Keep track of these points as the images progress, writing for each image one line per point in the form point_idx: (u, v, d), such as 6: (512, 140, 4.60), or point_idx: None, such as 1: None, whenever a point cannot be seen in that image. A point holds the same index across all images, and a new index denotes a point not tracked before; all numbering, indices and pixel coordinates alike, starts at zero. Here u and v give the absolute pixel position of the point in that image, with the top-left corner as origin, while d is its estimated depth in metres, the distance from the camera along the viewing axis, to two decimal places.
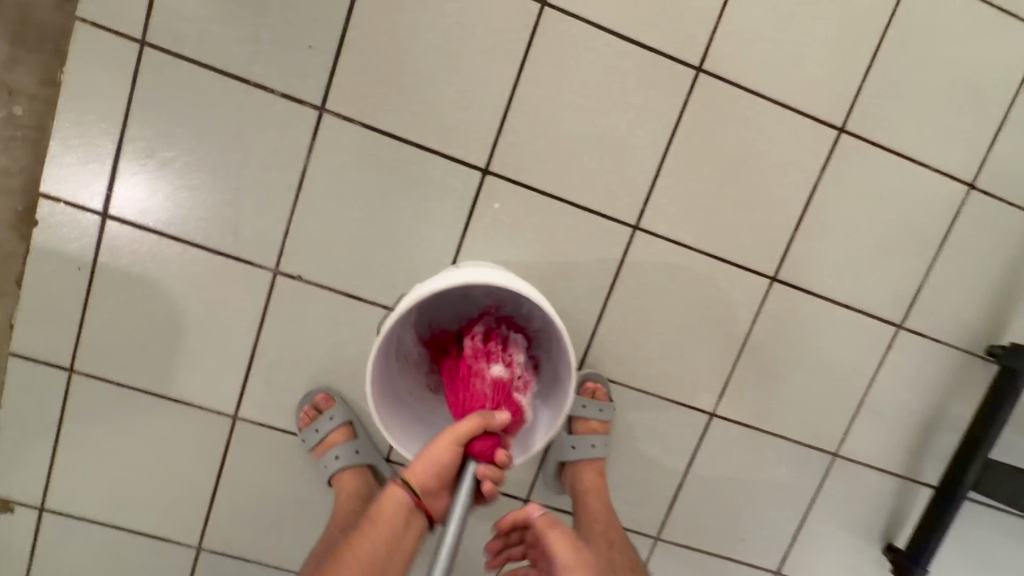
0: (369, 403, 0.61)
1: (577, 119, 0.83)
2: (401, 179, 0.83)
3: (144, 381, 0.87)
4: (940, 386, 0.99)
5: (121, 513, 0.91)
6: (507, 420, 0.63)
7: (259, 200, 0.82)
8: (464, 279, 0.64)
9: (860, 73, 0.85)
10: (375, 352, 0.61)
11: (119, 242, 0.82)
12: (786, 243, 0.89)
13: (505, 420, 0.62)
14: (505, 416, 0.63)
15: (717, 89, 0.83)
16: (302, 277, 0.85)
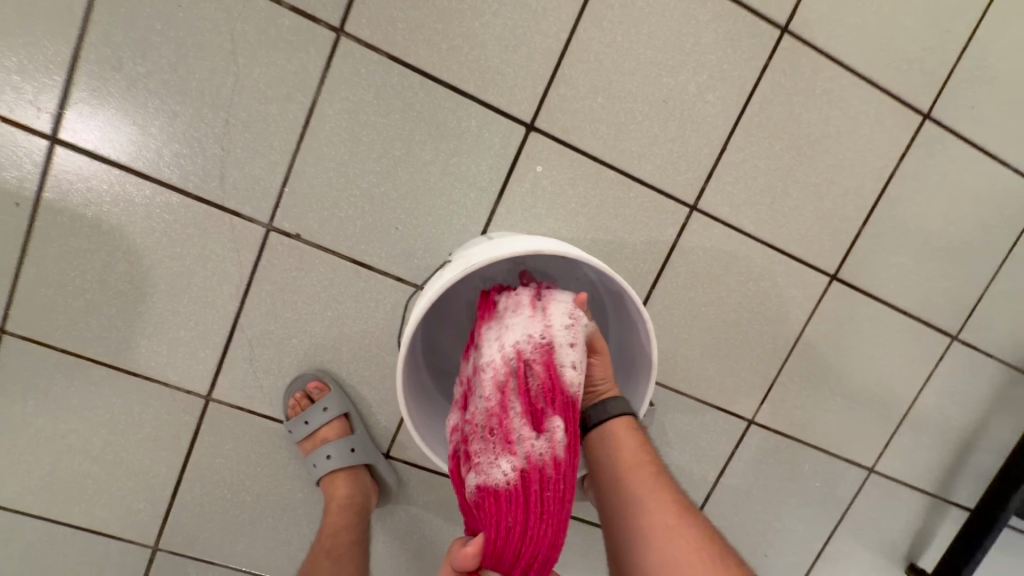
0: (400, 411, 0.50)
1: (642, 75, 0.71)
2: (429, 126, 0.69)
3: (96, 348, 0.71)
4: (986, 403, 0.92)
5: (59, 505, 0.75)
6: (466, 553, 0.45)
7: (253, 137, 0.67)
8: (503, 254, 0.53)
9: (954, 53, 0.76)
10: (403, 352, 0.50)
11: (71, 175, 0.66)
12: (852, 237, 0.81)
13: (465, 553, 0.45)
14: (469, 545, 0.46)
15: (800, 56, 0.73)
16: (300, 236, 0.70)
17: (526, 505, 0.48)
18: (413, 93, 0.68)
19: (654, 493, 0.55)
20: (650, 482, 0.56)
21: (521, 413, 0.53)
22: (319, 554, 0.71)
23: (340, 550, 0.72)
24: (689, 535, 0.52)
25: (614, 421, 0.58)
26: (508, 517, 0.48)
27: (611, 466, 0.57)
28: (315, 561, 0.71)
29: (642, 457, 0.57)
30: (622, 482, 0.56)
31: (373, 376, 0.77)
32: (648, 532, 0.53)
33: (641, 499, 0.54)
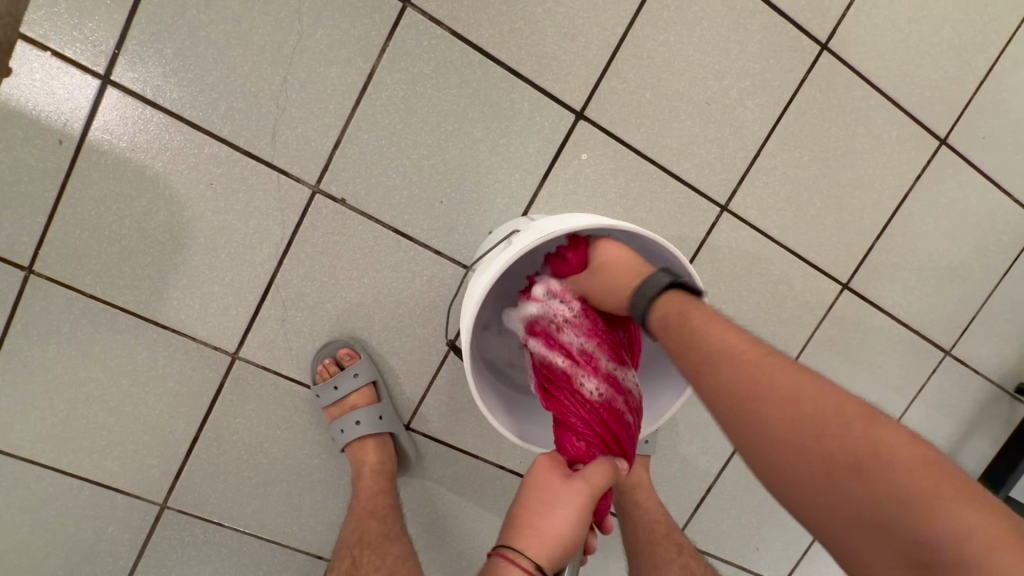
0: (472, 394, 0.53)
1: (690, 76, 0.74)
2: (482, 105, 0.71)
3: (125, 296, 0.70)
4: (970, 417, 0.98)
5: (69, 455, 0.73)
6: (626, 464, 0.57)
7: (309, 97, 0.67)
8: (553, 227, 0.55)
9: (972, 86, 0.82)
10: (466, 333, 0.52)
11: (121, 118, 0.65)
12: (865, 249, 0.85)
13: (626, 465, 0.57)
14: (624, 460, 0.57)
15: (836, 73, 0.78)
16: (345, 202, 0.71)
17: (634, 418, 0.58)
18: (471, 70, 0.70)
19: (738, 367, 0.43)
20: (732, 355, 0.44)
21: (601, 344, 0.59)
22: (363, 515, 0.70)
23: (383, 510, 0.71)
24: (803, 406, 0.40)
25: (658, 306, 0.51)
26: (626, 432, 0.57)
27: (680, 351, 0.47)
28: (360, 522, 0.69)
29: (711, 329, 0.46)
30: (699, 366, 0.46)
31: (402, 346, 0.77)
32: (747, 421, 0.41)
33: (725, 378, 0.43)
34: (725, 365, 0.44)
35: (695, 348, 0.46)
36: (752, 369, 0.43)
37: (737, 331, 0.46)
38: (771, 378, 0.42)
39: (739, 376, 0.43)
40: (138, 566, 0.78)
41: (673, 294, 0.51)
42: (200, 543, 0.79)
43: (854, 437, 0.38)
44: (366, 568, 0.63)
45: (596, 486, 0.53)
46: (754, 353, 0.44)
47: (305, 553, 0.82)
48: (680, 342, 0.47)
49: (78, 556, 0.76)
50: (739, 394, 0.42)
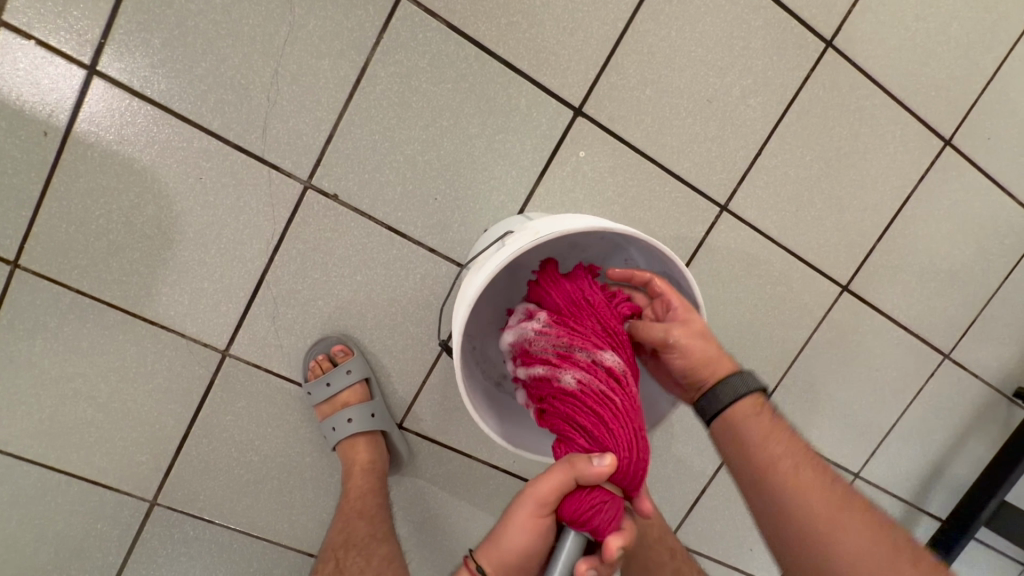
0: (464, 402, 0.52)
1: (691, 72, 0.73)
2: (479, 100, 0.69)
3: (113, 292, 0.69)
4: (967, 420, 0.97)
5: (57, 451, 0.73)
6: (615, 462, 0.45)
7: (301, 91, 0.66)
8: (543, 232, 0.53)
9: (979, 86, 0.80)
10: (458, 341, 0.51)
11: (107, 109, 0.63)
12: (866, 251, 0.84)
13: (613, 462, 0.45)
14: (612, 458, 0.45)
15: (841, 71, 0.76)
16: (338, 197, 0.69)
17: (631, 404, 0.49)
18: (468, 64, 0.68)
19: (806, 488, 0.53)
20: (800, 472, 0.54)
21: (569, 334, 0.53)
22: (351, 514, 0.71)
23: (372, 510, 0.72)
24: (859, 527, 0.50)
25: (738, 404, 0.57)
26: (626, 422, 0.47)
27: (747, 461, 0.55)
28: (348, 521, 0.70)
29: (779, 445, 0.55)
30: (770, 476, 0.54)
31: (395, 345, 0.76)
32: (812, 533, 0.51)
33: (799, 495, 0.52)
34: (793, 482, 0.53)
35: (768, 464, 0.54)
36: (817, 492, 0.52)
37: (790, 445, 0.56)
38: (829, 499, 0.52)
39: (811, 496, 0.52)
40: (127, 562, 0.78)
41: (751, 398, 0.57)
42: (190, 540, 0.79)
43: (904, 564, 0.49)
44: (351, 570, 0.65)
45: (535, 492, 0.48)
46: (812, 474, 0.54)
47: (295, 550, 0.81)
48: (749, 453, 0.55)
49: (67, 551, 0.76)
50: (812, 511, 0.51)
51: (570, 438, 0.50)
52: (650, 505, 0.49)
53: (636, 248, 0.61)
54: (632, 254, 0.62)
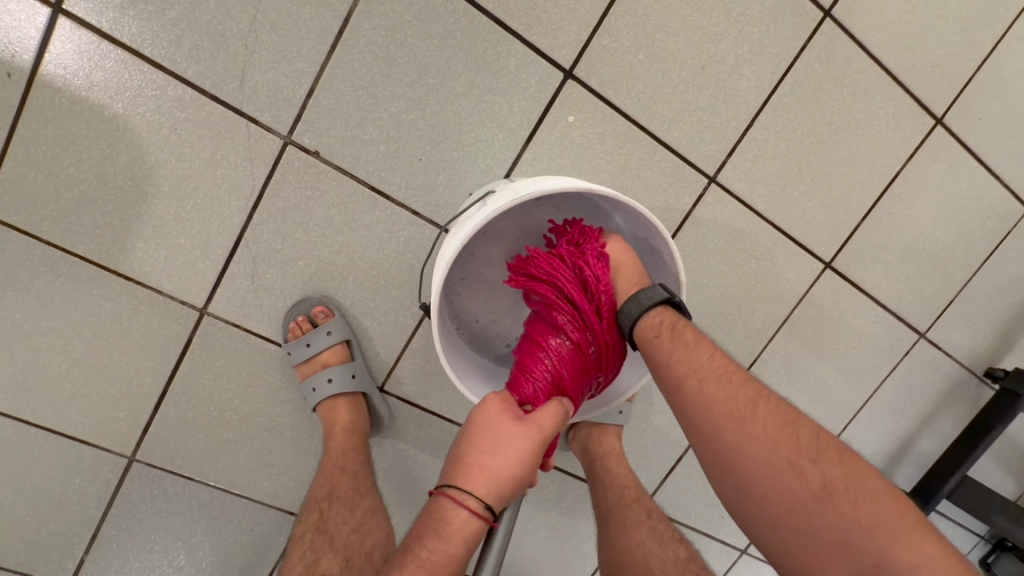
0: (437, 350, 0.52)
1: (686, 36, 0.71)
2: (467, 58, 0.67)
3: (85, 245, 0.67)
4: (938, 397, 1.00)
5: (32, 405, 0.72)
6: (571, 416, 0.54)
7: (280, 40, 0.63)
8: (537, 191, 0.51)
9: (975, 63, 0.79)
10: (439, 288, 0.51)
11: (74, 52, 0.60)
12: (850, 228, 0.84)
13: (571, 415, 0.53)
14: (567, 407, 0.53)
15: (837, 42, 0.75)
16: (318, 154, 0.68)
17: (535, 354, 0.54)
18: (455, 19, 0.66)
19: (719, 398, 0.48)
20: (723, 387, 0.49)
21: (564, 293, 0.55)
22: (331, 472, 0.71)
23: (354, 466, 0.72)
24: (773, 443, 0.46)
25: (647, 317, 0.53)
26: (523, 370, 0.54)
27: (667, 369, 0.51)
28: (331, 475, 0.70)
29: (700, 360, 0.50)
30: (688, 388, 0.49)
31: (376, 308, 0.76)
32: (724, 443, 0.47)
33: (709, 403, 0.48)
34: (709, 396, 0.48)
35: (684, 375, 0.50)
36: (736, 407, 0.48)
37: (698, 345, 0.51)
38: (751, 412, 0.48)
39: (726, 409, 0.48)
40: (107, 516, 0.78)
41: (661, 310, 0.53)
42: (170, 496, 0.79)
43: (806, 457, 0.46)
44: (335, 521, 0.66)
45: (544, 436, 0.50)
46: (737, 383, 0.49)
47: (276, 508, 0.82)
48: (668, 366, 0.50)
49: (45, 504, 0.76)
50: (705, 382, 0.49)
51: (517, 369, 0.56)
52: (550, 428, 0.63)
53: (621, 215, 0.61)
54: (616, 219, 0.62)
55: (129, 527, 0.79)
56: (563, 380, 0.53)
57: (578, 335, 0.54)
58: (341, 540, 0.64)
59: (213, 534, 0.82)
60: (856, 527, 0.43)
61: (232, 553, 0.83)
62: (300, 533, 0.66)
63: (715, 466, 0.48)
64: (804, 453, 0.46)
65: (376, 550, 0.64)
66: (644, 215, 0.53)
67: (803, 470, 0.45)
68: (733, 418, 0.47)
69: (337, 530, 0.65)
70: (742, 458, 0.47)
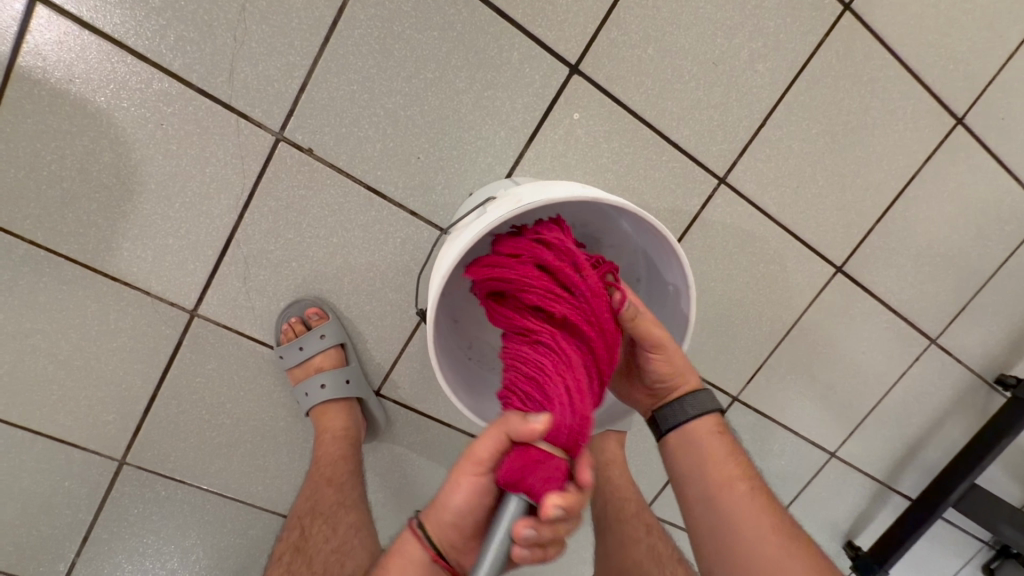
0: (432, 364, 0.50)
1: (698, 30, 0.68)
2: (467, 51, 0.64)
3: (69, 245, 0.64)
4: (947, 404, 0.98)
5: (19, 408, 0.70)
6: (547, 424, 0.42)
7: (271, 32, 0.60)
8: (535, 200, 0.48)
9: (999, 61, 0.76)
10: (433, 302, 0.49)
11: (53, 42, 0.57)
12: (864, 231, 0.81)
13: (545, 423, 0.42)
14: (541, 418, 0.42)
15: (856, 37, 0.71)
16: (312, 151, 0.65)
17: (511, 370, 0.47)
18: (455, 10, 0.62)
19: (744, 509, 0.54)
20: (752, 502, 0.54)
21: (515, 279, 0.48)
22: (319, 482, 0.69)
23: (341, 478, 0.70)
24: (792, 559, 0.51)
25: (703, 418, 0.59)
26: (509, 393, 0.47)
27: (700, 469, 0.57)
28: (315, 488, 0.69)
29: (736, 471, 0.56)
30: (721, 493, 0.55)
31: (372, 311, 0.73)
32: (745, 552, 0.52)
33: (734, 510, 0.54)
34: (736, 504, 0.54)
35: (716, 478, 0.56)
36: (760, 519, 0.53)
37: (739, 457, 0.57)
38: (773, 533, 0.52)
39: (751, 520, 0.53)
40: (97, 519, 0.77)
41: (710, 417, 0.60)
42: (161, 500, 0.78)
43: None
44: (316, 539, 0.65)
45: (473, 454, 0.46)
46: (761, 503, 0.54)
47: (269, 512, 0.81)
48: (699, 465, 0.57)
49: (34, 507, 0.75)
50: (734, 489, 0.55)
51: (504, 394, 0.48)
52: (590, 474, 0.43)
53: (628, 222, 0.58)
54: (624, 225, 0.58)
55: (120, 530, 0.78)
56: (551, 379, 0.44)
57: (546, 325, 0.47)
58: (319, 561, 0.63)
59: (206, 537, 0.81)
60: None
61: (225, 556, 0.82)
62: (281, 552, 0.66)
63: (731, 571, 0.53)
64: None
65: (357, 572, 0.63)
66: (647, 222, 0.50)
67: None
68: (753, 524, 0.53)
69: (318, 550, 0.64)
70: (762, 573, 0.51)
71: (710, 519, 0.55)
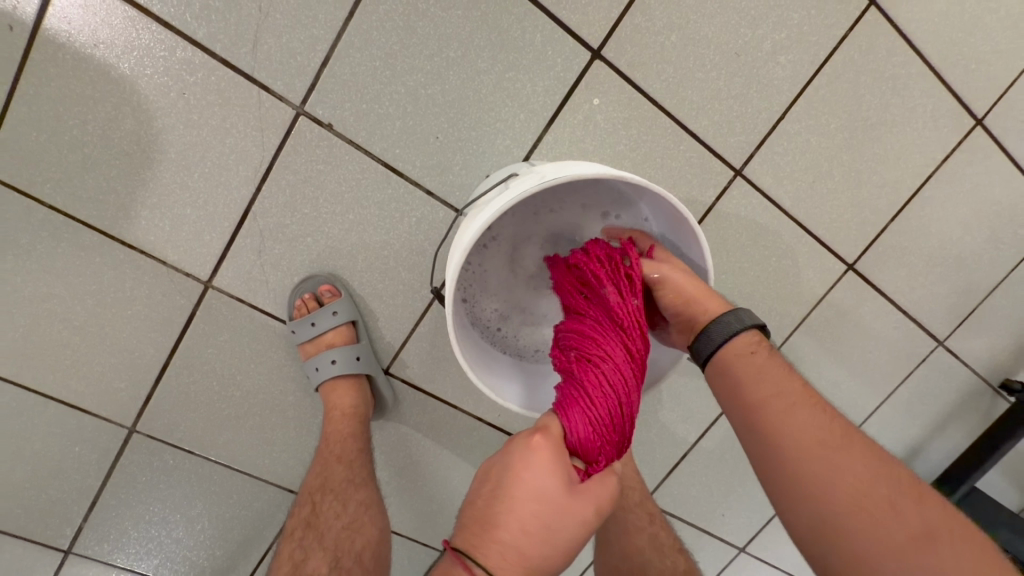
0: (451, 342, 0.50)
1: (721, 20, 0.67)
2: (490, 31, 0.64)
3: (88, 211, 0.65)
4: (951, 407, 0.98)
5: (33, 371, 0.71)
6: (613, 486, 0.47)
7: (295, 5, 0.60)
8: (557, 179, 0.48)
9: (1022, 62, 0.75)
10: (453, 278, 0.49)
11: (79, 6, 0.57)
12: (877, 230, 0.81)
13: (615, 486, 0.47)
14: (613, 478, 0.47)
15: (881, 32, 0.71)
16: (331, 127, 0.65)
17: (620, 380, 0.47)
18: None
19: (776, 408, 0.49)
20: (788, 408, 0.49)
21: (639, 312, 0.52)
22: (329, 459, 0.70)
23: (351, 456, 0.71)
24: (829, 456, 0.46)
25: (744, 334, 0.53)
26: (593, 392, 0.46)
27: (730, 374, 0.52)
28: (325, 465, 0.70)
29: (764, 370, 0.51)
30: (755, 407, 0.50)
31: (385, 290, 0.74)
32: (779, 454, 0.48)
33: (765, 410, 0.49)
34: (770, 406, 0.49)
35: (743, 378, 0.51)
36: (793, 415, 0.49)
37: (773, 359, 0.52)
38: (812, 435, 0.48)
39: (786, 421, 0.48)
40: (106, 484, 0.78)
41: (747, 335, 0.53)
42: (170, 469, 0.79)
43: (859, 479, 0.45)
44: (326, 516, 0.66)
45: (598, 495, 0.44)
46: (795, 399, 0.50)
47: (275, 486, 0.82)
48: (730, 367, 0.52)
49: (44, 471, 0.76)
50: (762, 385, 0.51)
51: (600, 403, 0.45)
52: None
53: (648, 204, 0.59)
54: (643, 208, 0.60)
55: (128, 498, 0.79)
56: (634, 405, 0.47)
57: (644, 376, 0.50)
58: (332, 537, 0.65)
59: (211, 508, 0.82)
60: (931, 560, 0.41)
61: (230, 527, 0.83)
62: (293, 527, 0.67)
63: (773, 472, 0.48)
64: (865, 482, 0.45)
65: (366, 551, 0.65)
66: (669, 202, 0.49)
67: (866, 491, 0.45)
68: (788, 423, 0.48)
69: (328, 526, 0.66)
70: (798, 474, 0.47)
71: (747, 427, 0.51)
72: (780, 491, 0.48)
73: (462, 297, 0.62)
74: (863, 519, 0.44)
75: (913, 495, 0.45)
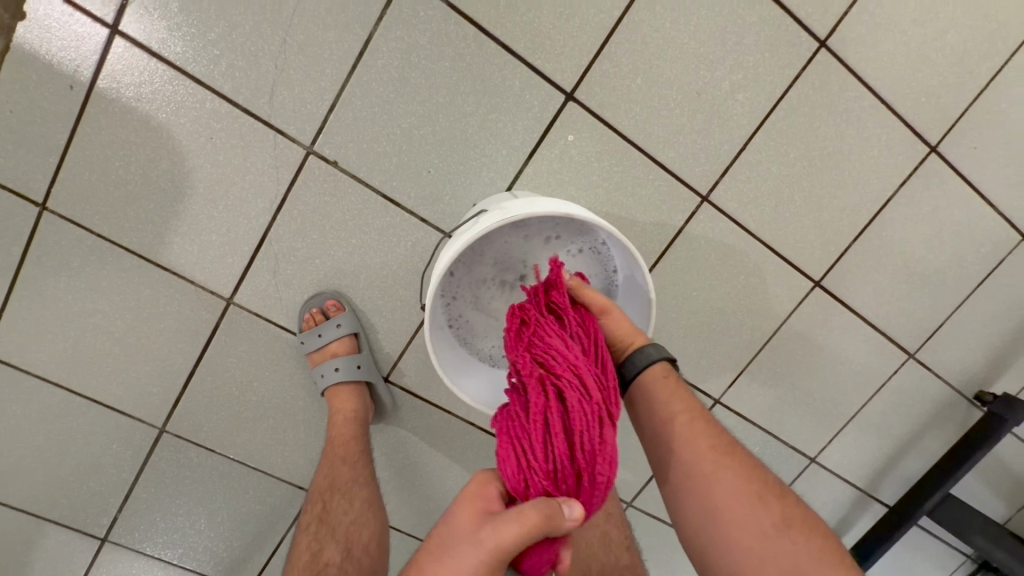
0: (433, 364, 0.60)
1: (682, 64, 0.75)
2: (474, 79, 0.73)
3: (129, 238, 0.75)
4: (926, 417, 1.02)
5: (79, 376, 0.81)
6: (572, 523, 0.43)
7: (305, 61, 0.70)
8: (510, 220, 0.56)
9: (971, 94, 0.81)
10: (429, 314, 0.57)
11: (127, 68, 0.68)
12: (841, 248, 0.87)
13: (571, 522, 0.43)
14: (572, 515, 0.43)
15: (832, 70, 0.78)
16: (337, 163, 0.74)
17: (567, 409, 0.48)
18: (465, 44, 0.71)
19: (686, 437, 0.59)
20: (694, 436, 0.59)
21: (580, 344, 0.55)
22: (335, 460, 0.79)
23: (354, 457, 0.79)
24: (725, 476, 0.57)
25: (655, 364, 0.62)
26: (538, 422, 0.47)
27: (650, 407, 0.61)
28: (332, 466, 0.78)
29: (678, 403, 0.61)
30: (670, 437, 0.60)
31: (384, 305, 0.82)
32: (688, 475, 0.58)
33: (678, 439, 0.59)
34: (680, 433, 0.59)
35: (662, 410, 0.60)
36: (699, 441, 0.59)
37: (684, 391, 0.62)
38: (714, 461, 0.58)
39: (693, 447, 0.58)
40: (139, 478, 0.87)
41: (660, 364, 0.62)
42: (194, 466, 0.88)
43: (748, 495, 0.56)
44: (336, 512, 0.75)
45: (511, 522, 0.42)
46: (701, 428, 0.60)
47: (287, 483, 0.90)
48: (650, 400, 0.61)
49: (86, 465, 0.86)
50: (676, 416, 0.60)
51: (542, 430, 0.47)
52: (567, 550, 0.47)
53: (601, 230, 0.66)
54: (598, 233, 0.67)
55: (158, 491, 0.89)
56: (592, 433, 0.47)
57: (599, 404, 0.49)
58: (342, 529, 0.74)
59: (229, 502, 0.91)
60: (783, 556, 0.53)
61: (246, 520, 0.92)
62: (308, 522, 0.76)
63: (683, 491, 0.58)
64: (755, 495, 0.56)
65: (372, 539, 0.74)
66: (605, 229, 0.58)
67: (753, 503, 0.56)
68: (695, 449, 0.58)
69: (338, 521, 0.75)
70: (702, 493, 0.57)
71: (663, 453, 0.60)
72: (687, 507, 0.58)
73: (448, 324, 0.69)
74: (754, 528, 0.55)
75: (784, 500, 0.57)
